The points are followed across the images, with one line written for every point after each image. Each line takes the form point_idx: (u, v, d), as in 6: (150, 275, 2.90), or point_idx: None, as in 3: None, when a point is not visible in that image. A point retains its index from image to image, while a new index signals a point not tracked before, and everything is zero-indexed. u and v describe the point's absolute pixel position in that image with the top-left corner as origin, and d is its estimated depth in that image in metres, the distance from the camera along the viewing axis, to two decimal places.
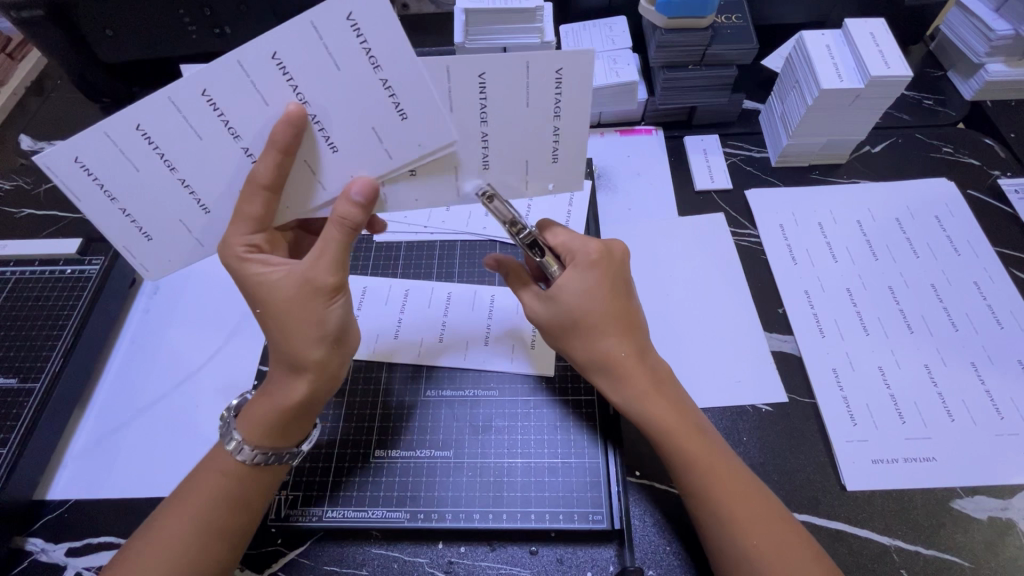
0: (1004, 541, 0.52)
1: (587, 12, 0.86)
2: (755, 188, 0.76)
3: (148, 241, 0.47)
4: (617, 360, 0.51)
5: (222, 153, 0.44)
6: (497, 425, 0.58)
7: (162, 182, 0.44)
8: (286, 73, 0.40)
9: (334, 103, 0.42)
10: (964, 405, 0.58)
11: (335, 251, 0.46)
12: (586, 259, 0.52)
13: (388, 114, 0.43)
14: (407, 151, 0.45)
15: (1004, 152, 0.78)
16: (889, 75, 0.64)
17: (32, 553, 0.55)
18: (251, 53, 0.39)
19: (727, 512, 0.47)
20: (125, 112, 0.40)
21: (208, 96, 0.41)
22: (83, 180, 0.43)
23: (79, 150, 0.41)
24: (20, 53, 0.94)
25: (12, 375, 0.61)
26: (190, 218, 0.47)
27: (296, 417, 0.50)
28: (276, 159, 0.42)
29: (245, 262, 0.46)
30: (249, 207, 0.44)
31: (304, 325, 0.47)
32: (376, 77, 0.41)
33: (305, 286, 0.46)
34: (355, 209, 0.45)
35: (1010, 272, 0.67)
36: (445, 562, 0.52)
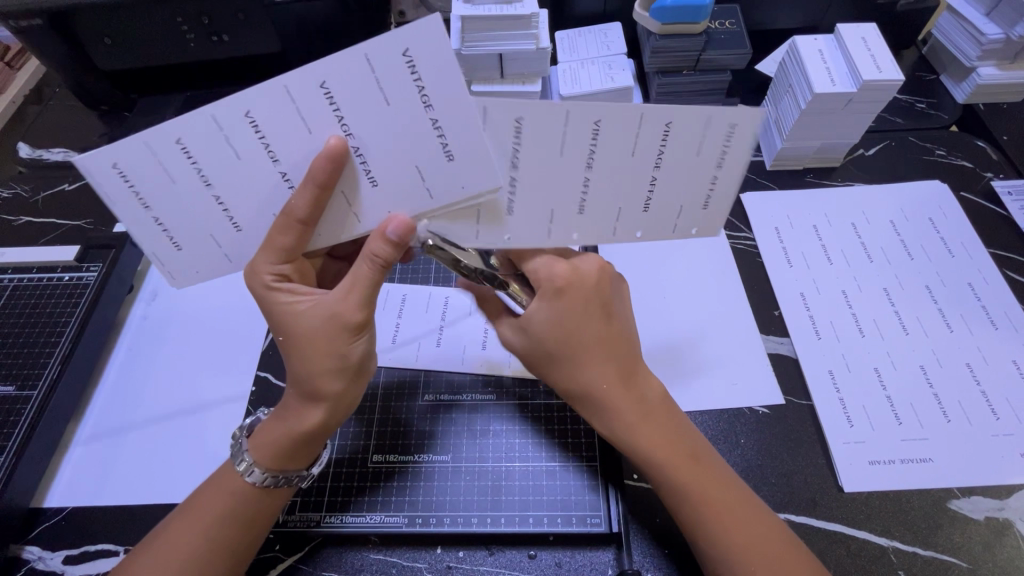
0: (1001, 541, 0.53)
1: (583, 18, 0.87)
2: (750, 191, 0.77)
3: (178, 252, 0.46)
4: (595, 391, 0.51)
5: (261, 177, 0.43)
6: (496, 430, 0.58)
7: (198, 197, 0.43)
8: (335, 103, 0.40)
9: (381, 137, 0.41)
10: (961, 405, 0.59)
11: (364, 287, 0.46)
12: (552, 286, 0.50)
13: (433, 153, 0.42)
14: (447, 191, 0.44)
15: (996, 153, 0.79)
16: (880, 79, 0.65)
17: (30, 561, 0.55)
18: (303, 80, 0.39)
19: (705, 508, 0.48)
20: (167, 124, 0.40)
21: (250, 118, 0.40)
22: (121, 188, 0.42)
23: (118, 155, 0.40)
24: (17, 62, 0.96)
25: (10, 382, 0.61)
26: (222, 235, 0.46)
27: (309, 444, 0.50)
28: (315, 194, 0.42)
29: (273, 291, 0.47)
30: (282, 238, 0.44)
31: (326, 361, 0.47)
32: (427, 118, 0.40)
33: (330, 322, 0.46)
34: (388, 247, 0.44)
35: (1004, 273, 0.68)
36: (444, 567, 0.52)
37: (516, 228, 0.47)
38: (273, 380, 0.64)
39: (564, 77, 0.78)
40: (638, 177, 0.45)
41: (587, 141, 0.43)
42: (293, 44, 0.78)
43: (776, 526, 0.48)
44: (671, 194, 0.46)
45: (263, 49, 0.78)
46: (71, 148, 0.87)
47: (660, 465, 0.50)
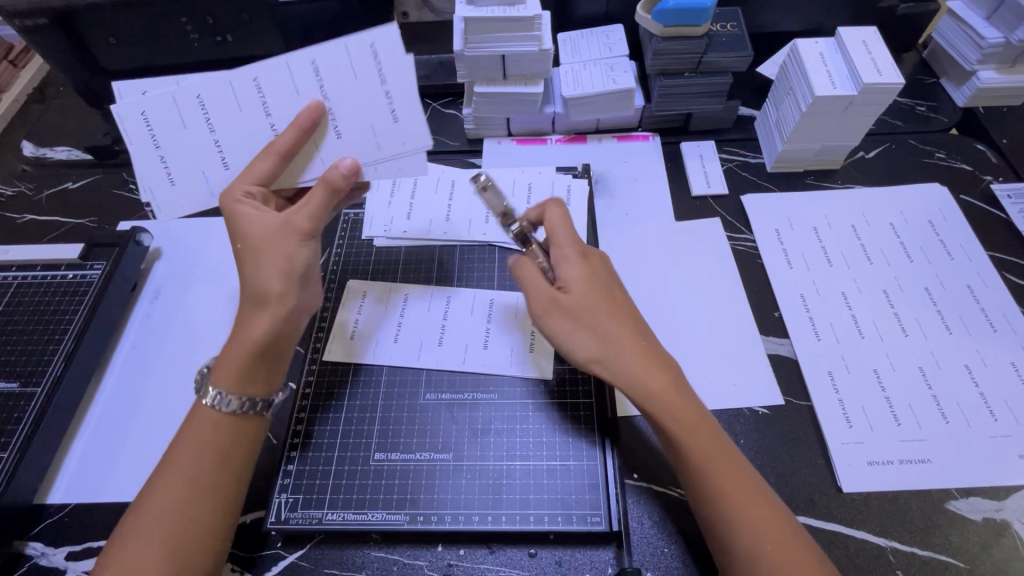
0: (998, 542, 0.53)
1: (586, 20, 0.87)
2: (751, 193, 0.77)
3: (172, 185, 0.54)
4: (624, 348, 0.52)
5: (254, 125, 0.52)
6: (497, 429, 0.58)
7: (202, 142, 0.53)
8: (318, 75, 0.51)
9: (350, 102, 0.52)
10: (959, 407, 0.59)
11: (317, 203, 0.51)
12: (576, 253, 0.56)
13: (383, 113, 0.52)
14: (391, 145, 0.53)
15: (996, 157, 0.79)
16: (880, 82, 0.65)
17: (33, 557, 0.55)
18: (297, 57, 0.51)
19: (727, 487, 0.47)
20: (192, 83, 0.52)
21: (255, 83, 0.51)
22: (141, 129, 0.52)
23: (147, 106, 0.51)
24: (21, 60, 0.97)
25: (13, 379, 0.61)
26: (212, 174, 0.54)
27: (269, 359, 0.52)
28: (296, 135, 0.50)
29: (239, 204, 0.51)
30: (260, 165, 0.51)
31: (276, 262, 0.51)
32: (380, 89, 0.51)
33: (285, 228, 0.51)
34: (341, 179, 0.51)
35: (1003, 276, 0.68)
36: (445, 565, 0.52)
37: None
38: None
39: (566, 79, 0.78)
40: None
41: None
42: (296, 44, 0.78)
43: (778, 507, 0.48)
44: None
45: (267, 49, 0.79)
46: (75, 147, 0.87)
47: (690, 431, 0.49)
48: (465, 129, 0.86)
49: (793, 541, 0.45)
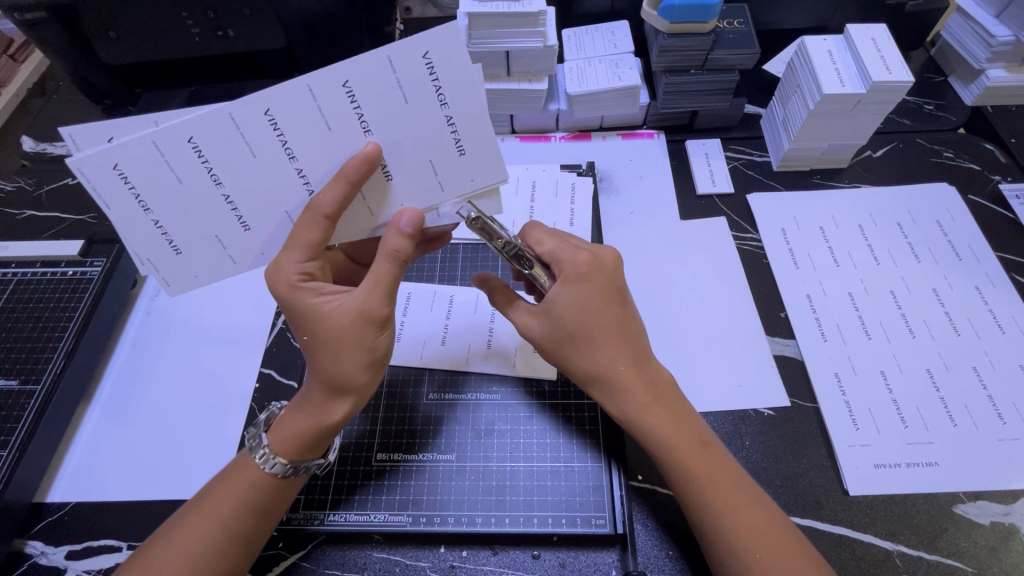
0: (1006, 547, 0.52)
1: (591, 15, 0.86)
2: (756, 192, 0.77)
3: (175, 255, 0.46)
4: (614, 373, 0.52)
5: (277, 172, 0.43)
6: (507, 438, 0.58)
7: (206, 198, 0.43)
8: (355, 101, 0.41)
9: (400, 134, 0.43)
10: (967, 409, 0.58)
11: (387, 281, 0.47)
12: (575, 271, 0.52)
13: (446, 146, 0.44)
14: (459, 183, 0.46)
15: (1004, 156, 0.79)
16: (890, 80, 0.64)
17: (33, 556, 0.55)
18: (325, 79, 0.40)
19: (723, 511, 0.47)
20: (181, 123, 0.40)
21: (270, 116, 0.40)
22: (117, 187, 0.41)
23: (119, 157, 0.40)
24: (21, 54, 0.96)
25: (13, 376, 0.60)
26: (227, 235, 0.45)
27: (330, 434, 0.50)
28: (343, 191, 0.43)
29: (298, 291, 0.46)
30: (306, 234, 0.44)
31: (354, 356, 0.47)
32: (441, 113, 0.42)
33: (361, 319, 0.46)
34: (405, 240, 0.45)
35: (1012, 277, 0.67)
36: (448, 566, 0.52)
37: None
38: (276, 377, 0.64)
39: (571, 75, 0.77)
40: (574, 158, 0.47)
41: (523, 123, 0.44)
42: (298, 39, 0.77)
43: (771, 508, 0.48)
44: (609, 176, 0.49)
45: (269, 44, 0.78)
46: None
47: (671, 450, 0.50)
48: None
49: (782, 549, 0.45)
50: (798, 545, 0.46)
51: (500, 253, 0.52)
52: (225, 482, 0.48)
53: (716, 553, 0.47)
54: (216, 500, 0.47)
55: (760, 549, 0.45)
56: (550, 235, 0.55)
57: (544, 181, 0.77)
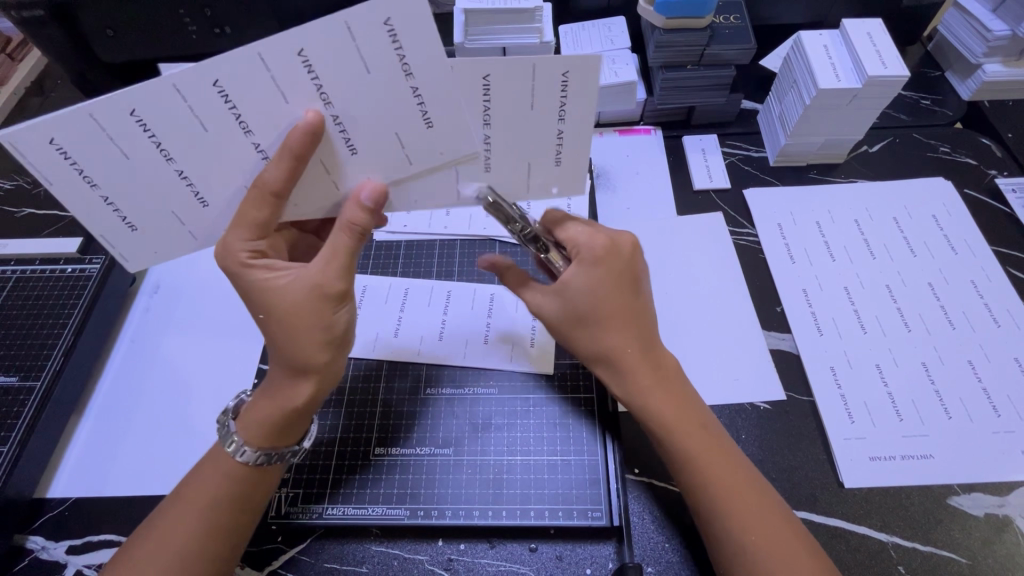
0: (1000, 538, 0.53)
1: (587, 12, 0.86)
2: (754, 187, 0.77)
3: (132, 231, 0.46)
4: (621, 355, 0.51)
5: (232, 146, 0.43)
6: (491, 425, 0.58)
7: (157, 172, 0.43)
8: (312, 70, 0.40)
9: (359, 107, 0.42)
10: (962, 402, 0.59)
11: (342, 255, 0.46)
12: (591, 254, 0.52)
13: (413, 119, 0.43)
14: (427, 157, 0.45)
15: (1001, 151, 0.79)
16: (885, 75, 0.64)
17: (33, 551, 0.55)
18: (276, 47, 0.38)
19: (721, 491, 0.48)
20: (120, 96, 0.39)
21: (219, 86, 0.40)
22: (58, 162, 0.41)
23: (54, 131, 0.40)
24: (19, 53, 0.95)
25: (13, 373, 0.61)
26: (186, 211, 0.46)
27: (297, 420, 0.50)
28: (290, 166, 0.42)
29: (248, 268, 0.47)
30: (254, 212, 0.44)
31: (307, 331, 0.47)
32: (404, 84, 0.41)
33: (311, 293, 0.46)
34: (364, 214, 0.45)
35: (1007, 270, 0.68)
36: (446, 559, 0.52)
37: (493, 180, 0.50)
38: None
39: None
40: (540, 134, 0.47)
41: (479, 98, 0.44)
42: None
43: (765, 491, 0.48)
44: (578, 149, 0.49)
45: (266, 42, 0.78)
46: None
47: (675, 432, 0.50)
48: None
49: (775, 533, 0.46)
50: (780, 518, 0.47)
51: (517, 235, 0.53)
52: (204, 474, 0.49)
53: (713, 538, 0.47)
54: (195, 490, 0.48)
55: (755, 533, 0.46)
56: (580, 223, 0.54)
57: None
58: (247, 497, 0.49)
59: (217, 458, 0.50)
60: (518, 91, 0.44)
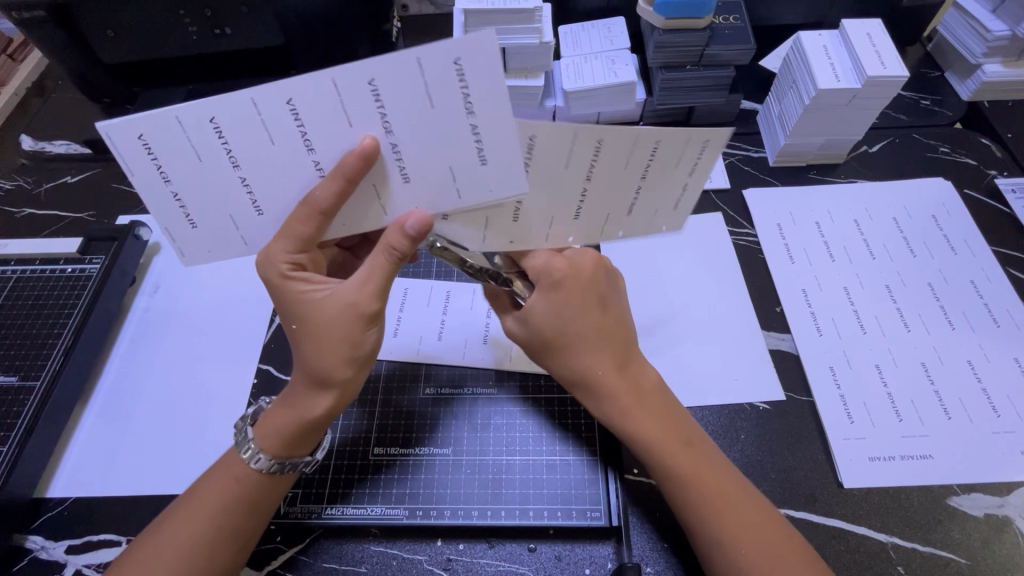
0: (1000, 539, 0.53)
1: (587, 12, 0.87)
2: (753, 188, 0.77)
3: (191, 229, 0.45)
4: (594, 378, 0.52)
5: (296, 163, 0.42)
6: (496, 425, 0.58)
7: (223, 178, 0.42)
8: (379, 99, 0.39)
9: (426, 139, 0.41)
10: (961, 403, 0.59)
11: (380, 277, 0.47)
12: (548, 278, 0.52)
13: (468, 155, 0.42)
14: (475, 192, 0.44)
15: (1000, 151, 0.79)
16: (884, 75, 0.64)
17: (32, 551, 0.55)
18: (351, 76, 0.38)
19: (707, 508, 0.47)
20: (205, 102, 0.39)
21: (292, 106, 0.39)
22: (140, 157, 0.41)
23: (142, 127, 0.39)
24: (19, 54, 0.96)
25: (13, 373, 0.61)
26: (241, 217, 0.45)
27: (315, 429, 0.50)
28: (341, 187, 0.42)
29: (288, 280, 0.47)
30: (300, 227, 0.44)
31: (338, 349, 0.47)
32: (466, 122, 0.40)
33: (347, 312, 0.47)
34: (404, 241, 0.45)
35: (1007, 270, 0.68)
36: (445, 560, 0.52)
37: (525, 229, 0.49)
38: (274, 373, 0.65)
39: (568, 72, 0.77)
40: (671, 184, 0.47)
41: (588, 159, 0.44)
42: (296, 36, 0.78)
43: (755, 504, 0.48)
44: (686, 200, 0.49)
45: (267, 42, 0.78)
46: (73, 141, 0.87)
47: (659, 453, 0.50)
48: None
49: (768, 548, 0.46)
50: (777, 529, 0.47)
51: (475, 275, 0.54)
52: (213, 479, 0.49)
53: (703, 549, 0.48)
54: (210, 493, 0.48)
55: (746, 549, 0.46)
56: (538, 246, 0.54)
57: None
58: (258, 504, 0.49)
59: (233, 464, 0.49)
60: (670, 158, 0.45)
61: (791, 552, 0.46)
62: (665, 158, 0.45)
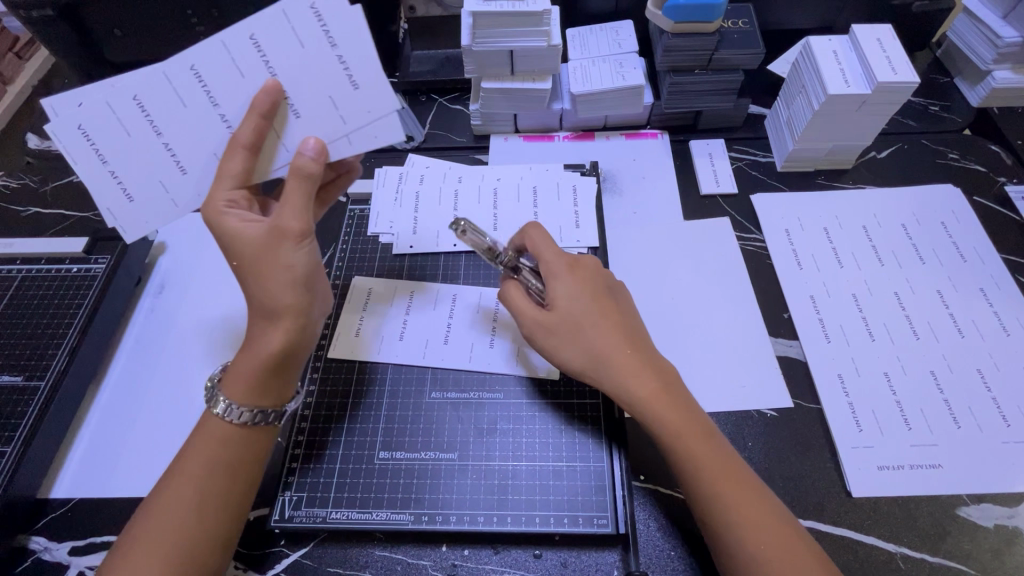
0: (1011, 549, 0.52)
1: (595, 16, 0.86)
2: (761, 193, 0.76)
3: (129, 203, 0.51)
4: (608, 355, 0.52)
5: (204, 120, 0.50)
6: (503, 429, 0.58)
7: (151, 148, 0.50)
8: (262, 51, 0.48)
9: (295, 79, 0.49)
10: (971, 412, 0.58)
11: (300, 198, 0.49)
12: (559, 267, 0.57)
13: (341, 82, 0.50)
14: (356, 115, 0.51)
15: (1010, 158, 0.78)
16: (895, 81, 0.64)
17: (36, 552, 0.55)
18: (236, 34, 0.48)
19: (731, 506, 0.46)
20: (125, 85, 0.48)
21: (195, 70, 0.48)
22: (81, 144, 0.49)
23: (80, 119, 0.48)
24: (26, 53, 0.98)
25: (18, 372, 0.61)
26: (169, 180, 0.51)
27: (280, 371, 0.50)
28: (257, 122, 0.48)
29: (224, 214, 0.49)
30: (231, 164, 0.49)
31: (277, 271, 0.49)
32: (332, 53, 0.49)
33: (272, 233, 0.49)
34: (314, 163, 0.49)
35: (1017, 278, 0.67)
36: (450, 564, 0.52)
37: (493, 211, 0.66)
38: None
39: (575, 75, 0.77)
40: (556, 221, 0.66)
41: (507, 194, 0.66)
42: None
43: (770, 502, 0.47)
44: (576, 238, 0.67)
45: None
46: None
47: (676, 441, 0.49)
48: (471, 125, 0.84)
49: (784, 542, 0.45)
50: (793, 530, 0.46)
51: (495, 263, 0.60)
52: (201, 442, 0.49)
53: (720, 547, 0.47)
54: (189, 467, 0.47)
55: (762, 541, 0.45)
56: (543, 235, 0.60)
57: (544, 185, 0.74)
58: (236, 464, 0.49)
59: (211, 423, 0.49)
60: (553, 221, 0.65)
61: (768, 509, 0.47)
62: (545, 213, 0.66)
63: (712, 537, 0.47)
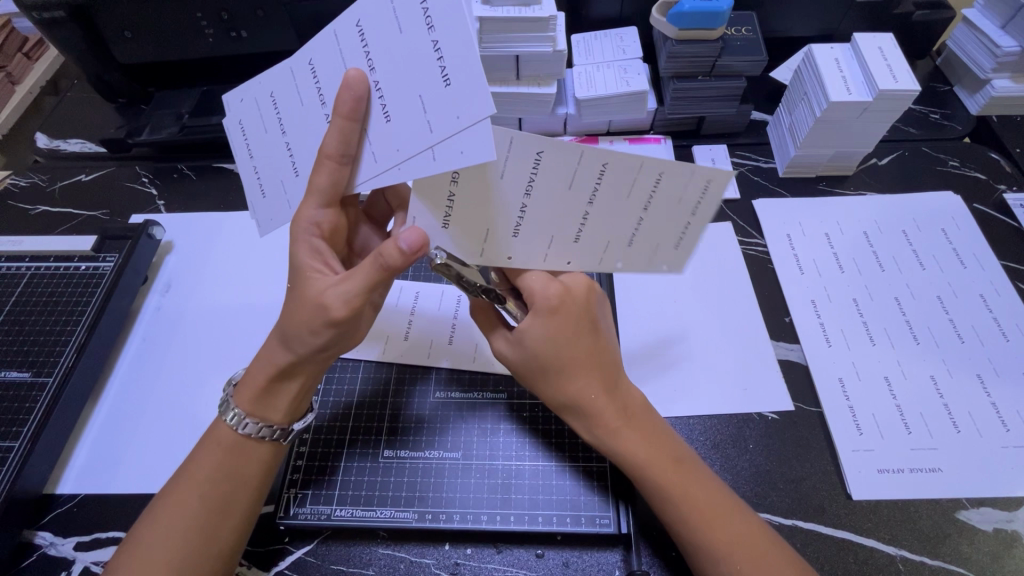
0: (1010, 553, 0.52)
1: (600, 22, 0.87)
2: (763, 198, 0.77)
3: (262, 197, 0.54)
4: (588, 395, 0.51)
5: (313, 118, 0.50)
6: (505, 430, 0.58)
7: (279, 146, 0.52)
8: (365, 42, 0.46)
9: (397, 67, 0.44)
10: (971, 417, 0.59)
11: (360, 279, 0.46)
12: (545, 304, 0.50)
13: (432, 77, 0.43)
14: (445, 123, 0.43)
15: (1010, 166, 0.79)
16: (896, 88, 0.65)
17: (42, 546, 0.55)
18: (346, 22, 0.47)
19: (709, 530, 0.47)
20: (265, 83, 0.52)
21: (312, 64, 0.50)
22: (236, 137, 0.55)
23: (240, 116, 0.54)
24: (35, 52, 1.00)
25: (26, 368, 0.61)
26: (287, 179, 0.52)
27: (277, 396, 0.51)
28: (341, 125, 0.46)
29: (307, 238, 0.50)
30: (320, 178, 0.48)
31: (302, 326, 0.48)
32: (428, 39, 0.43)
33: (320, 299, 0.47)
34: (397, 255, 0.44)
35: (1017, 284, 0.68)
36: (451, 564, 0.53)
37: (517, 250, 0.49)
38: None
39: (580, 80, 0.78)
40: (623, 215, 0.47)
41: (530, 168, 0.45)
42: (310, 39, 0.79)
43: (752, 519, 0.48)
44: (649, 236, 0.49)
45: (282, 46, 0.79)
46: (88, 140, 0.87)
47: (654, 470, 0.49)
48: None
49: (758, 556, 0.46)
50: (772, 541, 0.47)
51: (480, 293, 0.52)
52: (203, 449, 0.50)
53: (695, 559, 0.48)
54: (199, 469, 0.49)
55: (738, 560, 0.46)
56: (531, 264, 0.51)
57: (674, 180, 0.45)
58: (240, 472, 0.49)
59: (216, 431, 0.50)
60: (620, 188, 0.46)
61: (756, 539, 0.46)
62: (611, 183, 0.45)
63: (692, 553, 0.48)
